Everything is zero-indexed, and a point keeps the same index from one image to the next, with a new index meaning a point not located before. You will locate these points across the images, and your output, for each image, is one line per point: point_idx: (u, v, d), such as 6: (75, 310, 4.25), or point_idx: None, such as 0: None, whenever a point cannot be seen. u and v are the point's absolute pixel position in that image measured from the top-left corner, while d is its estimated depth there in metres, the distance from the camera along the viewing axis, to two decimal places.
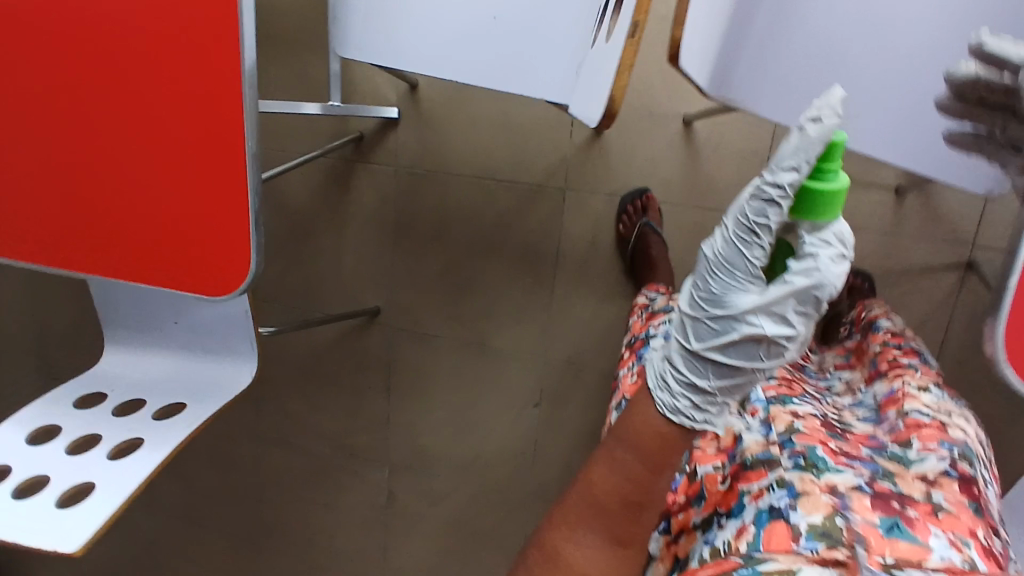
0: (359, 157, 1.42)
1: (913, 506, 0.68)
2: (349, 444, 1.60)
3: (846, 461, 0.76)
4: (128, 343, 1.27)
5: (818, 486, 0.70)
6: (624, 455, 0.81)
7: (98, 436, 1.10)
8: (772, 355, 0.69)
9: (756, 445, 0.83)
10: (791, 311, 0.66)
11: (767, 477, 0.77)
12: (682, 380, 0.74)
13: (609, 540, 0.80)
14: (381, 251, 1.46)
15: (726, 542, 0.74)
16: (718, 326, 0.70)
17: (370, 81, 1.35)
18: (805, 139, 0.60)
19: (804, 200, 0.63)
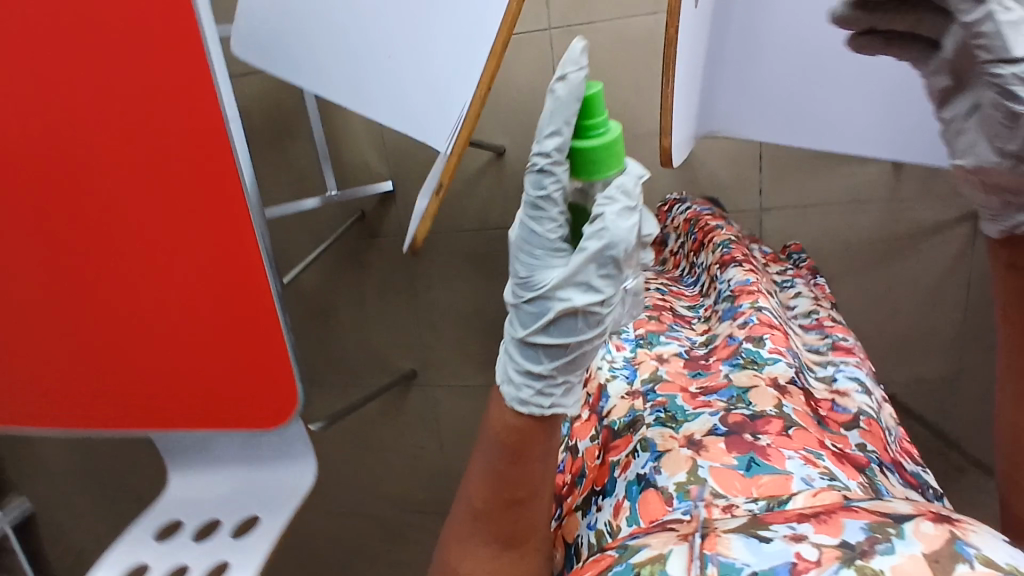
0: (365, 234, 1.44)
1: (767, 428, 0.62)
2: (415, 498, 1.64)
3: (701, 403, 0.69)
4: (190, 462, 1.30)
5: (678, 440, 0.63)
6: (492, 458, 0.60)
7: (184, 567, 1.09)
8: (594, 327, 0.57)
9: (623, 408, 0.74)
10: (595, 277, 0.56)
11: (633, 441, 0.67)
12: (515, 378, 0.58)
13: (504, 546, 0.60)
14: (405, 314, 1.49)
15: (607, 523, 0.62)
16: (530, 314, 0.58)
17: (361, 158, 1.39)
18: (556, 101, 0.52)
19: (581, 159, 0.54)
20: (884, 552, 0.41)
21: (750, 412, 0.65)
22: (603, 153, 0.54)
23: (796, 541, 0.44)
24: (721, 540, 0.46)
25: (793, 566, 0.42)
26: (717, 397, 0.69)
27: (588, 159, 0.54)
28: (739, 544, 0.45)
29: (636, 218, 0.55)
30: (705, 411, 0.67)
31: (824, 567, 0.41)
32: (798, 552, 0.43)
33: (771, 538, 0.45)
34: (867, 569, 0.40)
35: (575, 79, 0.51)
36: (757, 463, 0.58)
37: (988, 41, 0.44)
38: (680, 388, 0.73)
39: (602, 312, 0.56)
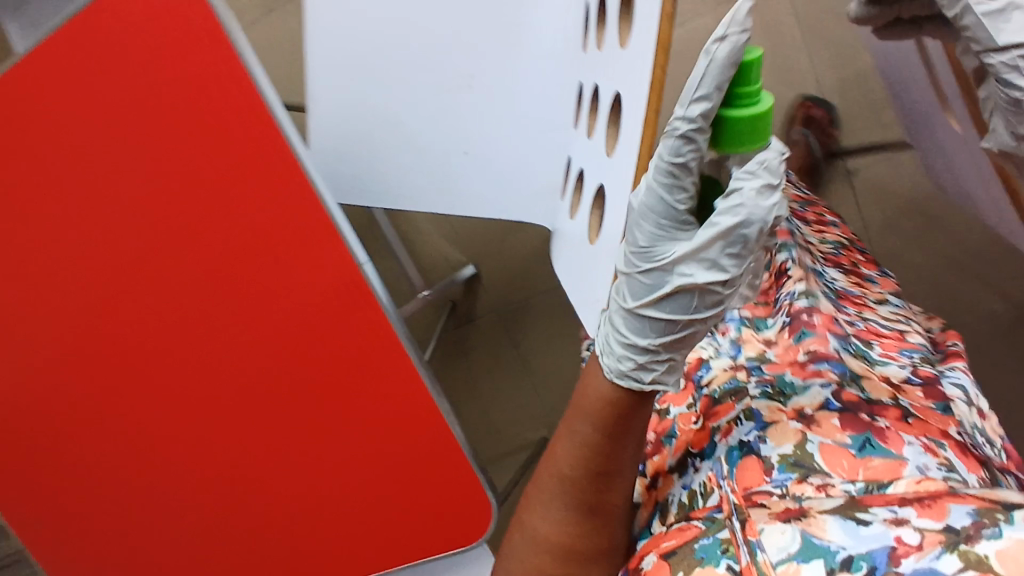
0: (461, 325, 1.44)
1: (885, 413, 0.52)
2: None
3: (813, 373, 0.57)
4: None
5: (786, 412, 0.52)
6: (581, 431, 0.56)
7: None
8: (712, 307, 0.51)
9: (723, 377, 0.61)
10: (722, 255, 0.48)
11: (733, 409, 0.56)
12: (620, 344, 0.53)
13: (582, 514, 0.57)
14: (521, 384, 1.43)
15: (701, 484, 0.52)
16: (644, 286, 0.52)
17: (437, 252, 1.43)
18: (712, 62, 0.44)
19: (726, 130, 0.46)
20: (991, 535, 0.35)
21: (864, 394, 0.54)
22: (750, 126, 0.46)
23: (897, 525, 0.39)
24: (815, 520, 0.41)
25: (891, 551, 0.38)
26: (829, 369, 0.57)
27: (736, 130, 0.46)
28: (832, 525, 0.40)
29: (779, 196, 0.47)
30: (815, 382, 0.55)
31: (924, 554, 0.37)
32: (898, 536, 0.38)
33: (871, 520, 0.40)
34: (971, 555, 0.35)
35: (738, 44, 0.43)
36: (873, 442, 0.49)
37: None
38: (789, 365, 0.59)
39: (722, 295, 0.49)
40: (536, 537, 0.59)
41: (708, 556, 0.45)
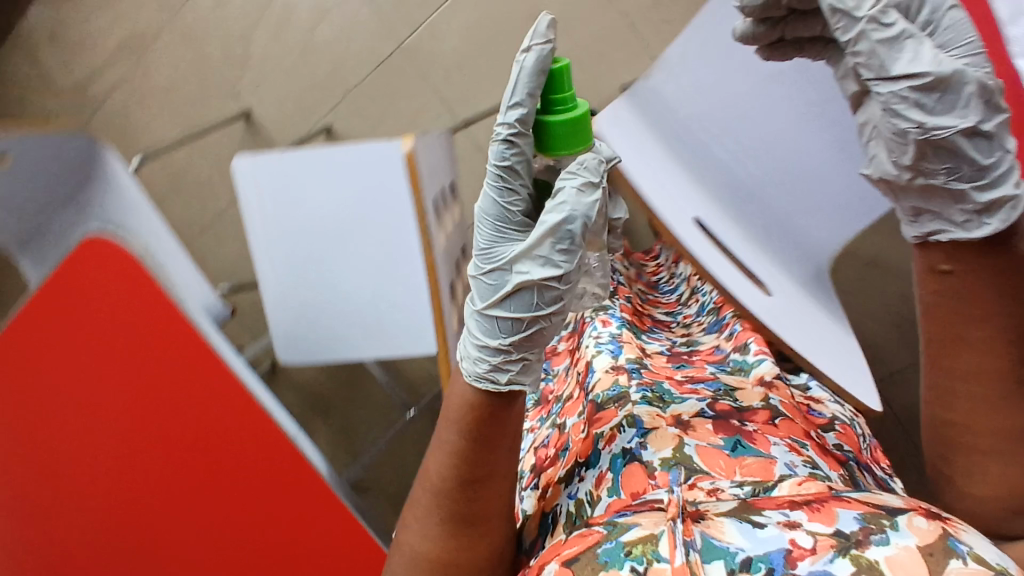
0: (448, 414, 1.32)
1: (753, 419, 0.54)
2: None
3: (689, 388, 0.59)
4: None
5: (665, 417, 0.51)
6: (447, 437, 0.52)
7: None
8: (554, 303, 0.49)
9: (606, 380, 0.59)
10: (553, 252, 0.48)
11: (618, 415, 0.53)
12: (472, 351, 0.50)
13: (462, 527, 0.53)
14: None
15: (588, 493, 0.50)
16: (489, 283, 0.51)
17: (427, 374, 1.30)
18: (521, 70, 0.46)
19: (551, 131, 0.48)
20: (879, 541, 0.35)
21: (737, 403, 0.56)
22: (570, 130, 0.48)
23: (790, 527, 0.37)
24: (716, 520, 0.39)
25: (788, 553, 0.36)
26: (704, 385, 0.60)
27: (556, 135, 0.48)
28: (731, 527, 0.38)
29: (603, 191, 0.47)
30: (691, 397, 0.57)
31: (818, 557, 0.35)
32: (792, 538, 0.36)
33: (766, 522, 0.37)
34: (862, 560, 0.35)
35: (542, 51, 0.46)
36: (745, 445, 0.49)
37: (866, 59, 0.45)
38: (668, 378, 0.61)
39: (562, 291, 0.48)
40: (413, 556, 0.54)
41: (612, 558, 0.38)
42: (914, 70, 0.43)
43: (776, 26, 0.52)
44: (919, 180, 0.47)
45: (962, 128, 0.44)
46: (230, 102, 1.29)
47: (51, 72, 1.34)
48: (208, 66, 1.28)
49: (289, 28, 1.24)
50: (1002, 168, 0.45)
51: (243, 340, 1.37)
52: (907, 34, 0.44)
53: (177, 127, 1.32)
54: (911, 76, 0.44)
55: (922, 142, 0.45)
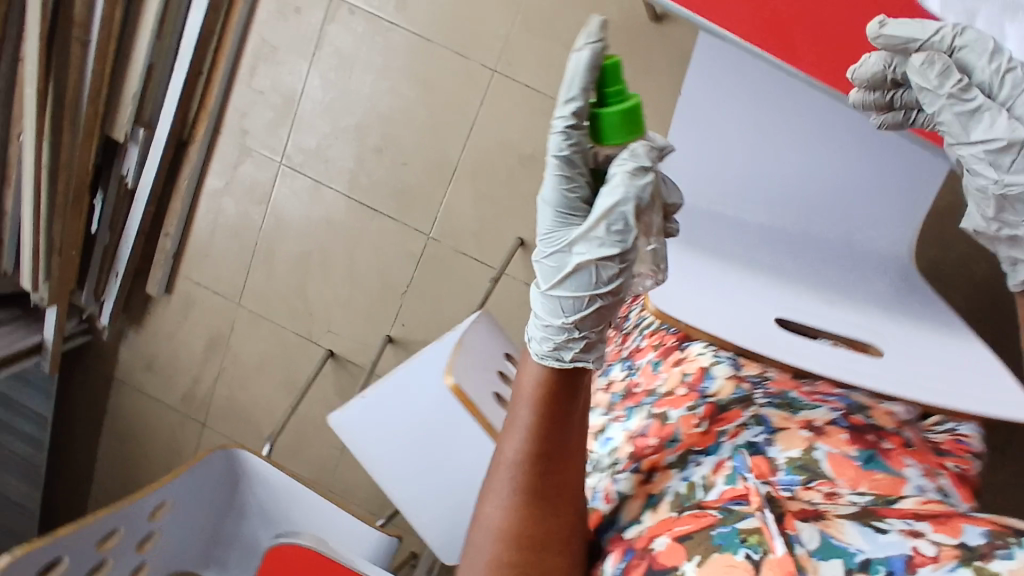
0: None
1: (888, 439, 0.55)
2: None
3: (819, 397, 0.59)
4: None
5: (796, 422, 0.55)
6: (523, 417, 0.55)
7: None
8: (612, 283, 0.53)
9: (728, 385, 0.61)
10: (608, 235, 0.51)
11: (743, 416, 0.57)
12: (538, 327, 0.55)
13: (537, 499, 0.54)
14: None
15: (704, 479, 0.53)
16: (549, 264, 0.55)
17: None
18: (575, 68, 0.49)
19: (602, 126, 0.51)
20: (1004, 555, 0.38)
21: (872, 421, 0.56)
22: (624, 119, 0.51)
23: (913, 537, 0.41)
24: (835, 521, 0.44)
25: (909, 560, 0.40)
26: (835, 399, 0.59)
27: (610, 125, 0.51)
28: (851, 529, 0.43)
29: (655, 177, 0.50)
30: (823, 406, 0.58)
31: (940, 568, 0.39)
32: (915, 547, 0.41)
33: (887, 529, 0.42)
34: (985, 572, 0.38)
35: (592, 51, 0.49)
36: (879, 459, 0.52)
37: (948, 125, 0.57)
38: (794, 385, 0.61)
39: (619, 268, 0.52)
40: (492, 527, 0.56)
41: (728, 543, 0.46)
42: (989, 137, 0.55)
43: (887, 93, 0.62)
44: (1003, 229, 0.58)
45: None
46: (313, 346, 1.32)
47: (169, 378, 1.38)
48: (271, 264, 1.31)
49: (321, 200, 1.27)
50: None
51: (416, 547, 1.29)
52: (982, 108, 0.56)
53: (287, 394, 1.34)
54: (987, 141, 0.55)
55: (1001, 195, 0.56)
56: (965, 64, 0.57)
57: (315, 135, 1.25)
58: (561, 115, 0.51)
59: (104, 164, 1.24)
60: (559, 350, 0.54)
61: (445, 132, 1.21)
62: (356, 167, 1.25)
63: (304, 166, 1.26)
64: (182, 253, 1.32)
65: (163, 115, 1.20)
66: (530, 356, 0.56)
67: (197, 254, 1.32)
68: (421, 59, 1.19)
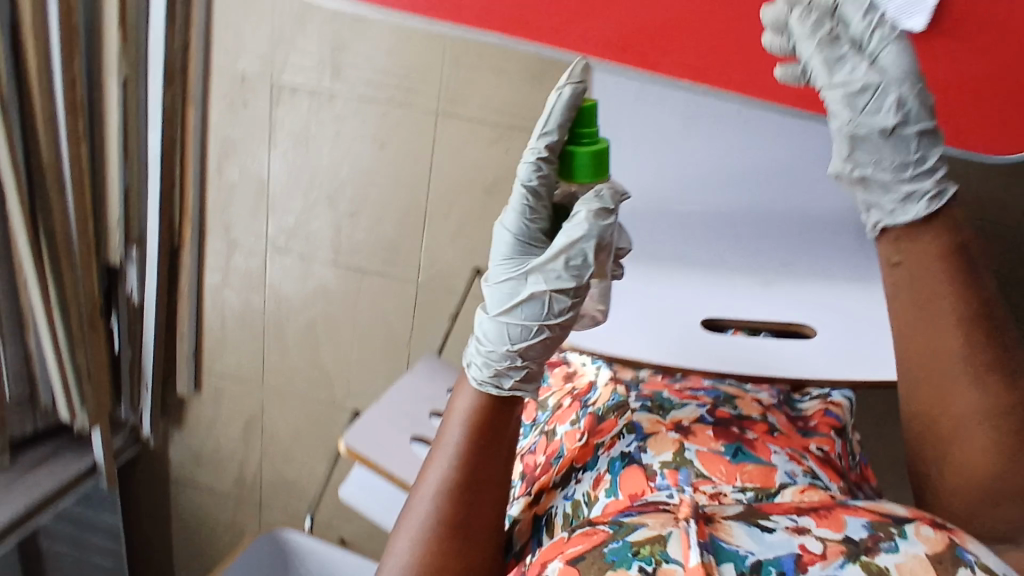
0: None
1: (753, 428, 0.70)
2: None
3: (688, 394, 0.74)
4: None
5: (664, 424, 0.68)
6: (455, 429, 0.66)
7: None
8: (562, 316, 0.66)
9: (606, 392, 0.77)
10: (565, 270, 0.64)
11: (618, 423, 0.71)
12: (485, 346, 0.67)
13: (459, 512, 0.64)
14: None
15: (585, 493, 0.66)
16: (506, 286, 0.68)
17: None
18: (555, 103, 0.63)
19: (572, 162, 0.66)
20: (888, 548, 0.50)
21: (737, 412, 0.72)
22: (595, 163, 0.66)
23: (798, 534, 0.51)
24: (724, 526, 0.52)
25: (797, 558, 0.50)
26: (704, 393, 0.75)
27: (583, 163, 0.65)
28: (741, 532, 0.52)
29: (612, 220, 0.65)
30: (691, 403, 0.73)
31: (830, 560, 0.49)
32: (802, 544, 0.51)
33: (773, 527, 0.52)
34: (871, 564, 0.49)
35: (571, 89, 0.63)
36: (744, 451, 0.66)
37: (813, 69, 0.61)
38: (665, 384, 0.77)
39: (570, 301, 0.65)
40: (414, 538, 0.64)
41: (621, 560, 0.51)
42: (847, 82, 0.59)
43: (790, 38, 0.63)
44: (860, 168, 0.61)
45: (881, 128, 0.59)
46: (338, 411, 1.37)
47: (220, 465, 1.47)
48: (283, 342, 1.37)
49: (312, 272, 1.32)
50: (921, 164, 0.60)
51: None
52: (848, 56, 0.60)
53: (328, 459, 1.40)
54: (848, 87, 0.59)
55: (853, 134, 0.60)
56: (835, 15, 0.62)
57: (291, 213, 1.30)
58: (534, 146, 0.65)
59: (109, 287, 1.31)
60: (500, 377, 0.67)
61: (409, 182, 1.25)
62: (336, 235, 1.29)
63: (289, 245, 1.31)
64: (201, 351, 1.39)
65: (148, 231, 1.27)
66: (472, 382, 0.68)
67: (215, 348, 1.39)
68: (368, 119, 1.22)
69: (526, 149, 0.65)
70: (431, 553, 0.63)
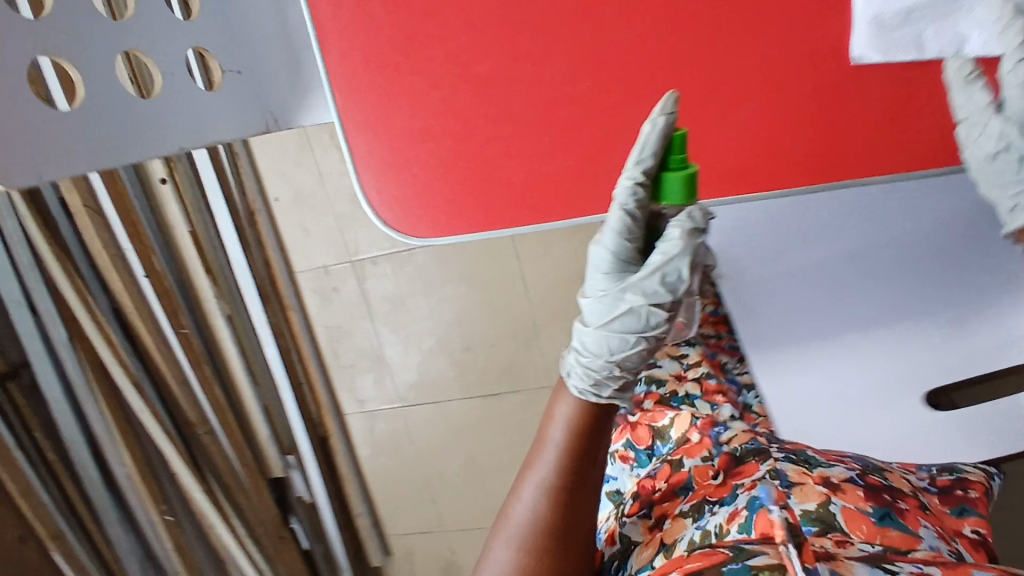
0: None
1: (905, 499, 0.66)
2: None
3: (836, 456, 0.73)
4: None
5: (810, 476, 0.66)
6: (557, 432, 0.66)
7: None
8: (658, 329, 0.60)
9: (742, 437, 0.79)
10: (659, 285, 0.58)
11: (759, 469, 0.70)
12: (583, 363, 0.63)
13: (557, 507, 0.65)
14: None
15: (720, 526, 0.64)
16: (603, 296, 0.62)
17: None
18: (652, 130, 0.57)
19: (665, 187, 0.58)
20: None
21: (889, 482, 0.68)
22: (687, 187, 0.59)
23: None
24: (843, 563, 0.50)
25: None
26: (853, 459, 0.72)
27: (674, 190, 0.58)
28: (857, 568, 0.49)
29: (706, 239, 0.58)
30: (838, 465, 0.69)
31: None
32: None
33: (894, 570, 0.49)
34: None
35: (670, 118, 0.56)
36: (892, 515, 0.62)
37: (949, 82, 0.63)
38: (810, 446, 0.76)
39: (666, 317, 0.59)
40: (518, 524, 0.66)
41: None
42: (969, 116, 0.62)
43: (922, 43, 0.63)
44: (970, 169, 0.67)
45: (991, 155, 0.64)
46: None
47: None
48: (448, 484, 1.41)
49: (451, 413, 1.36)
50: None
51: None
52: (980, 91, 0.61)
53: None
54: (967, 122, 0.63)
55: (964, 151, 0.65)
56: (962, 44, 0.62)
57: (412, 369, 1.34)
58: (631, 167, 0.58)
59: (282, 497, 1.39)
60: (599, 387, 0.63)
61: (510, 303, 1.27)
62: (460, 373, 1.33)
63: (421, 398, 1.35)
64: (378, 518, 1.46)
65: (297, 438, 1.33)
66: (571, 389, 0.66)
67: (391, 510, 1.45)
68: (449, 261, 1.25)
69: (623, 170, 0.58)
70: (528, 548, 0.65)
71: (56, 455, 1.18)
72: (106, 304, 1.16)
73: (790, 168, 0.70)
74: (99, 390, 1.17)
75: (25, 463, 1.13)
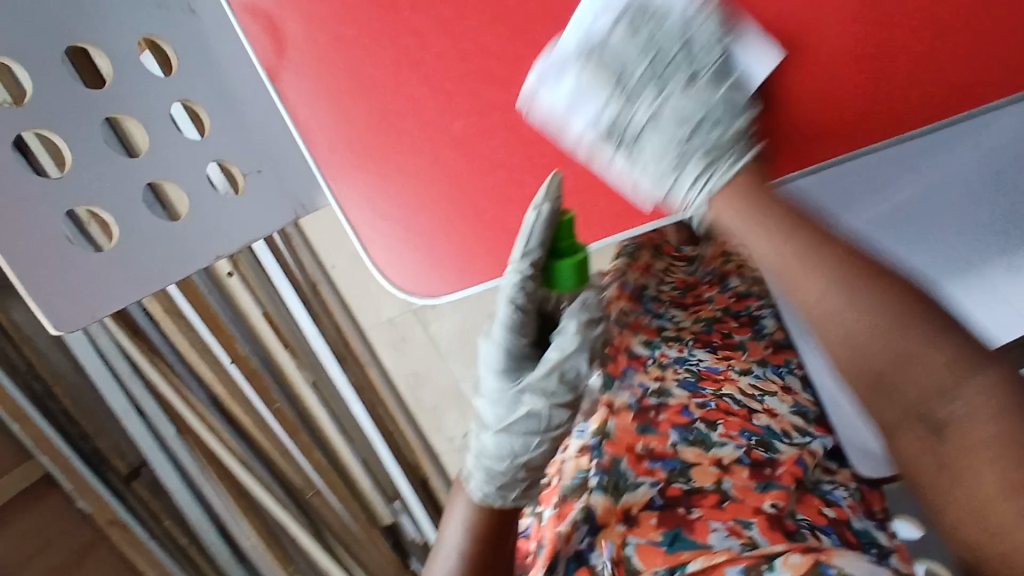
0: None
1: (701, 501, 0.70)
2: None
3: (647, 468, 0.73)
4: None
5: (613, 519, 0.68)
6: (453, 538, 0.68)
7: None
8: (563, 425, 0.61)
9: (576, 462, 0.74)
10: (560, 384, 0.59)
11: (574, 509, 0.69)
12: (495, 470, 0.64)
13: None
14: None
15: None
16: (499, 398, 0.63)
17: None
18: (536, 223, 0.57)
19: (558, 280, 0.58)
20: None
21: (689, 484, 0.72)
22: (580, 272, 0.59)
23: None
24: None
25: None
26: (662, 466, 0.74)
27: (565, 277, 0.58)
28: None
29: (600, 332, 0.60)
30: (644, 480, 0.72)
31: None
32: None
33: None
34: None
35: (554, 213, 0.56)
36: (680, 536, 0.66)
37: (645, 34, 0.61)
38: (626, 450, 0.74)
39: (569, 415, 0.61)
40: None
41: None
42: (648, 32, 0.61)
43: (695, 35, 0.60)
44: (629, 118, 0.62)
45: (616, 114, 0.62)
46: None
47: None
48: None
49: None
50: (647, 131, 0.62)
51: None
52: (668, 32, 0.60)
53: None
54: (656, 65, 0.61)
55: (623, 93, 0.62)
56: (613, 54, 0.61)
57: None
58: (517, 264, 0.58)
59: (397, 540, 1.45)
60: (504, 488, 0.64)
61: None
62: None
63: None
64: None
65: (398, 485, 1.39)
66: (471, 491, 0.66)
67: None
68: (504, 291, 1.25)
69: (508, 269, 0.58)
70: None
71: (187, 538, 1.29)
72: (202, 394, 1.25)
73: (833, 140, 0.59)
74: (213, 475, 1.27)
75: (160, 550, 1.25)
